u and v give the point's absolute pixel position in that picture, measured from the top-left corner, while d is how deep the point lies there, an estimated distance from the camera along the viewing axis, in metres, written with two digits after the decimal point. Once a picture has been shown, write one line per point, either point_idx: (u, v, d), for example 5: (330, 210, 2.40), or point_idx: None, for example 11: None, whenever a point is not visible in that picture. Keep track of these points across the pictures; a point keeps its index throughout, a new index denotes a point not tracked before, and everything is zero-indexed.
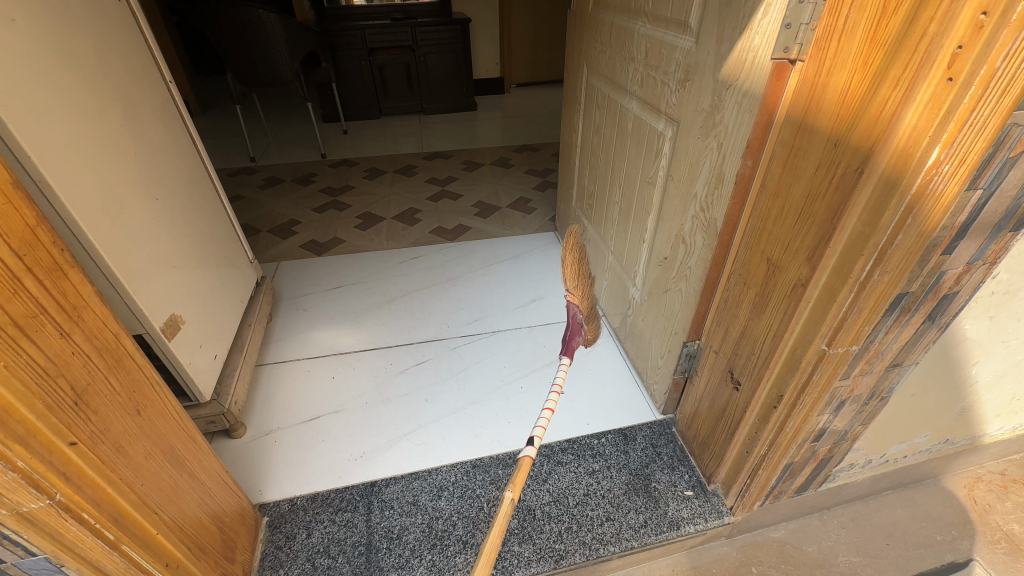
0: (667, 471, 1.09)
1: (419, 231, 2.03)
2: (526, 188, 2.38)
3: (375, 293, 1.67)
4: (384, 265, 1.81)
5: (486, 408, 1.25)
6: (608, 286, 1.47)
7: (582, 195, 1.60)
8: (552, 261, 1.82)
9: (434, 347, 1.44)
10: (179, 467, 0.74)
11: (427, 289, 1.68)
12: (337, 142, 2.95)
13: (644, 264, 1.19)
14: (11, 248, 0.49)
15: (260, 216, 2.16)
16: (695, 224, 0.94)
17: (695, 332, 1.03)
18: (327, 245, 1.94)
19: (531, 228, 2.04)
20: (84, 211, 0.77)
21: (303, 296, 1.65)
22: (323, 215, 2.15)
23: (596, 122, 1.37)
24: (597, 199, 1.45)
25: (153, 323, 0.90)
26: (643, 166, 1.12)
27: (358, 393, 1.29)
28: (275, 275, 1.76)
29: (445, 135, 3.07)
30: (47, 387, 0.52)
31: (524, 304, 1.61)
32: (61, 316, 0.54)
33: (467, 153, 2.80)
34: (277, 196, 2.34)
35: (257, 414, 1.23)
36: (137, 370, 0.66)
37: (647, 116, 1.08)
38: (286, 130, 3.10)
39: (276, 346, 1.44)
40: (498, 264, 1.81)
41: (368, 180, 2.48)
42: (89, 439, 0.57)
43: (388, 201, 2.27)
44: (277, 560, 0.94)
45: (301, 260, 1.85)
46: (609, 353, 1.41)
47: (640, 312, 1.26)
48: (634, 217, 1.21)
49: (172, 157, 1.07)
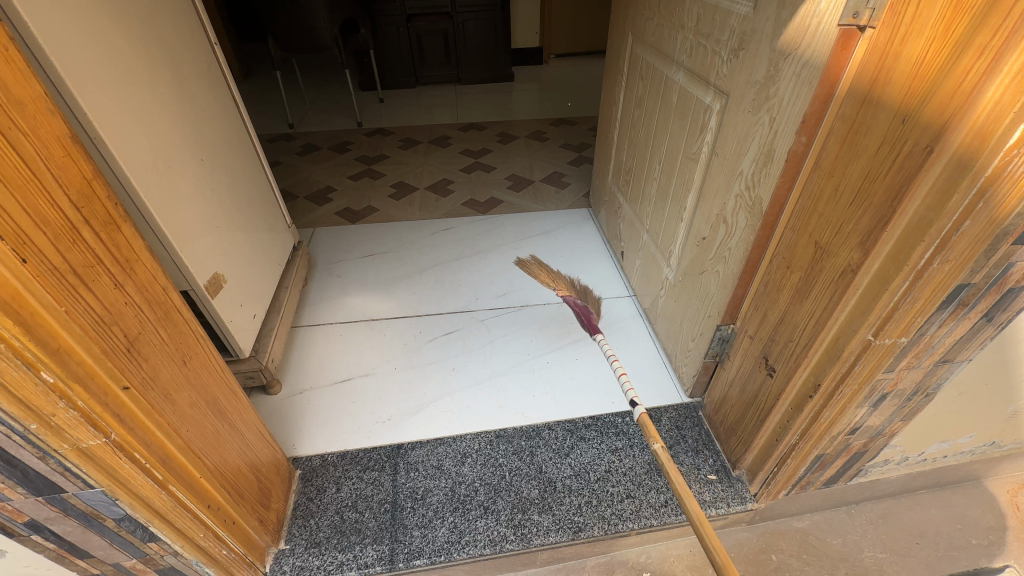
0: (691, 454, 1.08)
1: (452, 202, 2.03)
2: (561, 163, 2.33)
3: (407, 262, 1.68)
4: (416, 235, 1.82)
5: (511, 380, 1.26)
6: (640, 266, 1.44)
7: (619, 171, 1.56)
8: (584, 238, 1.79)
9: (462, 318, 1.45)
10: (220, 417, 0.78)
11: (457, 261, 1.69)
12: (373, 110, 2.95)
13: (681, 243, 1.16)
14: (69, 200, 0.51)
15: (298, 182, 2.20)
16: (738, 204, 0.90)
17: (730, 315, 1.00)
18: (361, 214, 1.97)
19: (564, 203, 2.00)
20: (135, 170, 0.80)
21: (337, 262, 1.69)
22: (358, 183, 2.18)
23: (639, 95, 1.32)
24: (635, 175, 1.41)
25: (198, 280, 0.94)
26: (686, 141, 1.08)
27: (388, 359, 1.33)
28: (311, 240, 1.80)
29: (481, 106, 3.03)
30: (103, 334, 0.55)
31: (554, 280, 1.60)
32: (115, 268, 0.57)
33: (502, 125, 2.76)
34: (314, 162, 2.37)
35: (292, 373, 1.28)
36: (183, 323, 0.69)
37: (694, 88, 1.03)
38: (324, 97, 3.12)
39: (311, 309, 1.48)
40: (528, 239, 1.80)
41: (403, 150, 2.48)
42: (140, 385, 0.60)
43: (422, 171, 2.27)
44: (309, 511, 0.99)
45: (336, 227, 1.88)
46: (638, 334, 1.39)
47: (673, 294, 1.23)
48: (672, 195, 1.17)
49: (216, 119, 1.09)
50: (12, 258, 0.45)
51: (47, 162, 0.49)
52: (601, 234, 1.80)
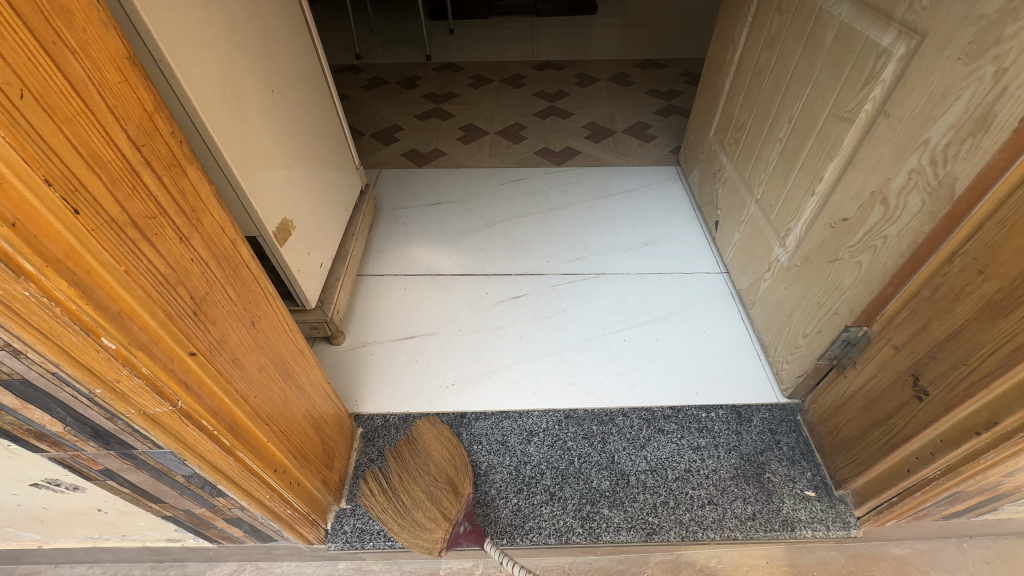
0: (785, 464, 0.96)
1: (524, 150, 1.87)
2: (646, 112, 2.08)
3: (474, 215, 1.58)
4: (484, 185, 1.70)
5: (583, 357, 1.16)
6: (740, 241, 1.26)
7: (726, 126, 1.34)
8: (669, 201, 1.60)
9: (532, 282, 1.34)
10: (289, 379, 0.73)
11: (528, 217, 1.56)
12: (443, 42, 2.75)
13: (806, 222, 0.97)
14: (127, 135, 0.43)
15: (364, 119, 2.10)
16: (912, 183, 0.71)
17: (866, 316, 0.82)
18: (428, 157, 1.85)
19: (649, 159, 1.79)
20: (204, 100, 0.71)
21: (402, 209, 1.61)
22: (425, 123, 2.05)
23: (772, 34, 1.08)
24: (750, 133, 1.20)
25: (266, 227, 0.87)
26: (838, 95, 0.86)
27: (452, 319, 1.25)
28: (376, 183, 1.72)
29: (558, 41, 2.75)
30: (168, 296, 0.48)
31: (633, 246, 1.45)
32: (180, 219, 0.49)
33: (582, 64, 2.49)
34: (380, 98, 2.25)
35: (355, 324, 1.24)
36: (252, 279, 0.62)
37: (864, 25, 0.80)
38: (392, 26, 2.94)
39: (375, 258, 1.42)
40: (606, 198, 1.63)
41: (473, 88, 2.30)
42: (208, 351, 0.54)
43: (492, 113, 2.10)
44: (370, 472, 0.96)
45: (402, 170, 1.78)
46: (728, 317, 1.23)
47: (782, 279, 1.06)
48: (804, 162, 0.97)
49: (287, 44, 0.98)
50: (63, 208, 0.37)
51: (100, 88, 0.40)
52: (690, 198, 1.60)
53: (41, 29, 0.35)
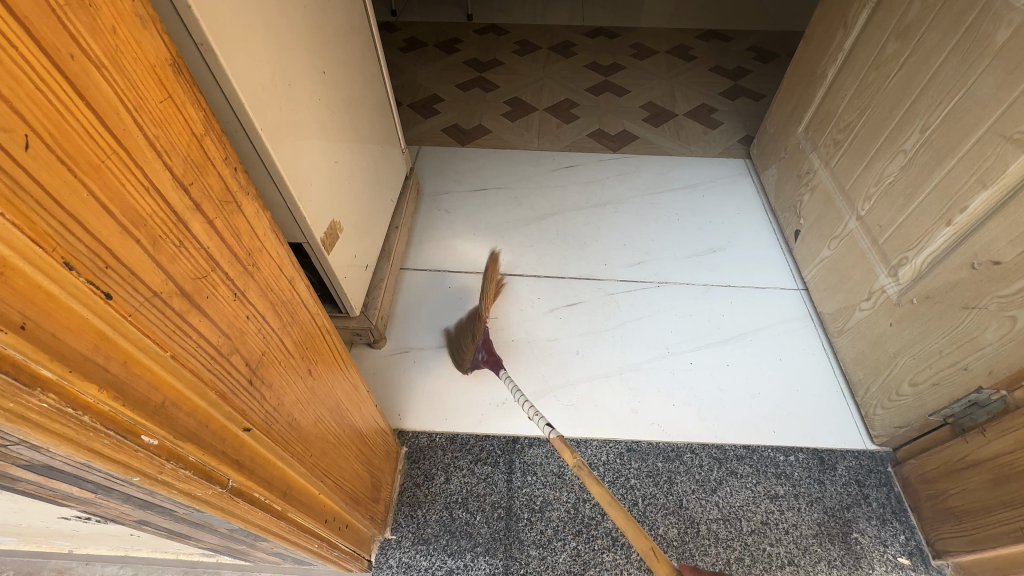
0: (875, 523, 0.86)
1: (576, 132, 1.71)
2: (711, 93, 1.89)
3: (523, 205, 1.45)
4: (533, 171, 1.56)
5: (646, 379, 1.06)
6: (828, 258, 1.12)
7: (823, 124, 1.17)
8: (738, 201, 1.45)
9: (588, 287, 1.23)
10: (342, 420, 0.64)
11: (583, 211, 1.43)
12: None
13: (932, 255, 0.83)
14: (172, 174, 0.31)
15: (402, 86, 1.94)
16: None
17: (1011, 381, 0.71)
18: (472, 134, 1.71)
19: (715, 150, 1.63)
20: (253, 92, 0.59)
21: (445, 195, 1.48)
22: (468, 95, 1.88)
23: (909, 22, 0.91)
24: (859, 136, 1.04)
25: (314, 234, 0.77)
26: (1008, 110, 0.71)
27: (501, 326, 1.15)
28: (416, 163, 1.59)
29: (612, 4, 2.50)
30: (221, 370, 0.38)
31: (700, 253, 1.31)
32: (235, 270, 0.39)
33: (638, 32, 2.26)
34: (418, 62, 2.08)
35: (397, 326, 1.15)
36: (310, 320, 0.52)
37: None
38: None
39: (417, 250, 1.32)
40: (667, 193, 1.49)
41: (519, 56, 2.11)
42: (264, 420, 0.45)
43: (541, 86, 1.92)
44: (416, 499, 0.89)
45: (443, 149, 1.65)
46: (808, 343, 1.11)
47: (887, 313, 0.93)
48: (938, 184, 0.83)
49: (341, 14, 0.84)
50: (91, 295, 0.27)
51: (138, 115, 0.29)
52: (763, 199, 1.45)
53: (52, 37, 0.24)
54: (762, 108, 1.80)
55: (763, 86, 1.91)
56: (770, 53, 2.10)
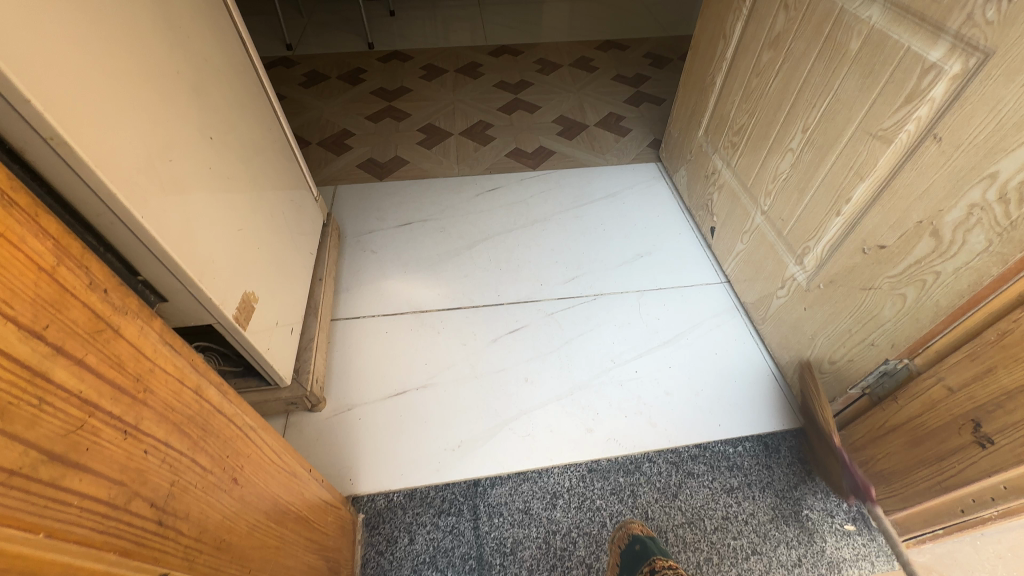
0: (821, 497, 0.92)
1: (494, 153, 1.72)
2: (617, 101, 1.97)
3: (452, 235, 1.43)
4: (457, 199, 1.54)
5: (597, 395, 1.07)
6: (742, 252, 1.20)
7: (719, 128, 1.25)
8: (656, 204, 1.52)
9: (527, 311, 1.23)
10: (283, 518, 0.58)
11: (512, 233, 1.43)
12: (384, 27, 2.49)
13: (830, 243, 0.91)
14: (17, 325, 0.27)
15: (308, 124, 1.86)
16: (973, 219, 0.65)
17: (910, 350, 0.78)
18: (389, 167, 1.66)
19: (627, 157, 1.70)
20: (126, 179, 0.53)
21: (369, 234, 1.43)
22: (379, 126, 1.84)
23: (777, 33, 0.99)
24: (751, 138, 1.12)
25: (225, 312, 0.70)
26: (870, 110, 0.79)
27: (446, 365, 1.13)
28: (334, 205, 1.52)
29: (511, 23, 2.55)
30: (120, 524, 0.33)
31: (628, 260, 1.36)
32: (121, 406, 0.34)
33: (541, 48, 2.32)
34: (323, 97, 2.00)
35: (335, 383, 1.09)
36: (227, 426, 0.47)
37: (903, 36, 0.72)
38: (324, 9, 2.63)
39: (347, 298, 1.26)
40: (590, 205, 1.53)
41: (426, 81, 2.09)
42: (186, 557, 0.39)
43: (453, 111, 1.92)
44: (381, 569, 0.84)
45: (361, 186, 1.59)
46: (738, 333, 1.18)
47: (800, 299, 1.00)
48: (825, 179, 0.90)
49: (221, 73, 0.78)
50: None
51: None
52: (678, 199, 1.53)
53: None
54: (664, 112, 1.91)
55: (661, 91, 2.02)
56: (665, 59, 2.23)
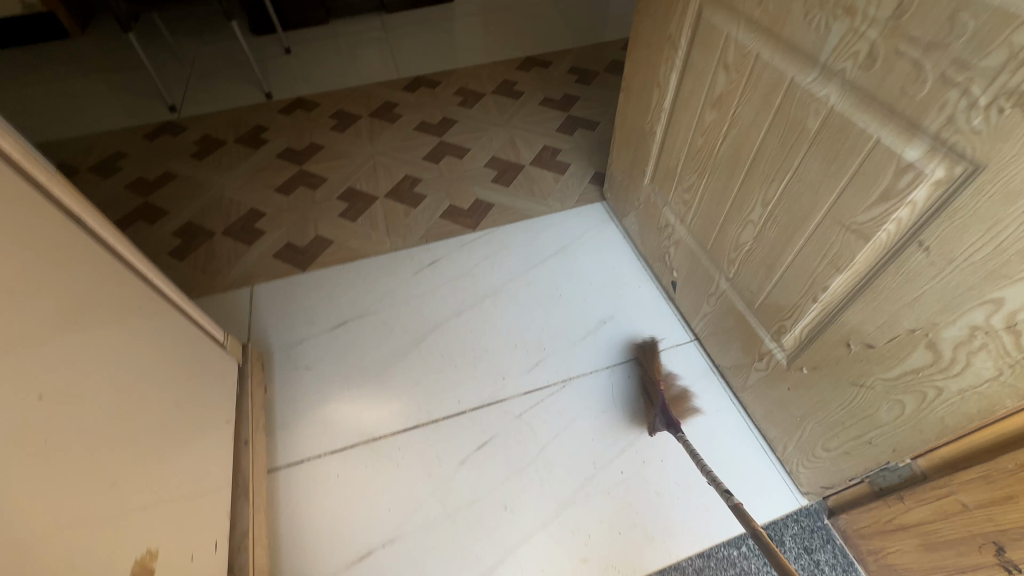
0: None
1: (427, 215, 1.56)
2: (549, 131, 1.84)
3: (396, 331, 1.28)
4: (394, 281, 1.38)
5: (584, 513, 0.98)
6: (710, 314, 1.12)
7: (667, 181, 1.15)
8: (610, 253, 1.42)
9: (493, 416, 1.11)
10: None
11: (462, 317, 1.30)
12: (281, 70, 2.23)
13: (809, 327, 0.83)
14: None
15: (208, 208, 1.62)
16: (977, 342, 0.57)
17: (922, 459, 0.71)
18: (311, 251, 1.47)
19: (570, 199, 1.58)
20: None
21: (300, 346, 1.25)
22: (292, 199, 1.63)
23: (719, 93, 0.89)
24: (704, 199, 1.02)
25: None
26: (839, 199, 0.70)
27: (413, 506, 0.99)
28: (253, 312, 1.33)
29: (423, 48, 2.36)
30: None
31: (591, 329, 1.26)
32: None
33: (459, 75, 2.15)
34: (222, 168, 1.76)
35: (287, 559, 0.93)
36: None
37: (870, 124, 0.63)
38: (207, 54, 2.31)
39: (285, 438, 1.09)
40: (540, 265, 1.41)
41: (339, 133, 1.88)
42: None
43: (373, 167, 1.73)
44: None
45: (281, 281, 1.39)
46: (718, 403, 1.11)
47: (782, 377, 0.93)
48: (795, 260, 0.82)
49: (53, 279, 0.58)
50: None
51: None
52: (631, 244, 1.43)
53: None
54: (600, 138, 1.80)
55: (593, 113, 1.91)
56: (590, 74, 2.11)
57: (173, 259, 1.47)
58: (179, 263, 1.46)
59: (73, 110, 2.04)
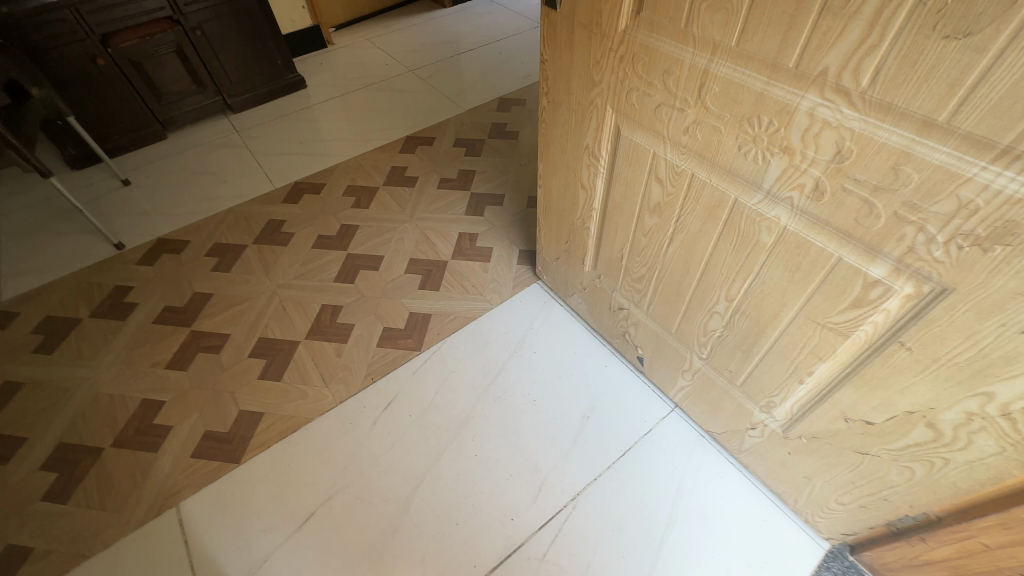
0: None
1: (362, 348, 1.40)
2: (459, 216, 1.78)
3: (374, 503, 1.12)
4: (352, 441, 1.22)
5: None
6: (688, 387, 1.14)
7: (612, 270, 1.16)
8: (566, 337, 1.40)
9: (518, 569, 1.03)
10: None
11: (443, 459, 1.18)
12: (125, 209, 1.89)
13: (800, 403, 0.87)
14: None
15: (82, 417, 1.29)
16: (975, 424, 0.63)
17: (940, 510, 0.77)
18: (239, 435, 1.24)
19: (506, 287, 1.54)
20: None
21: (265, 565, 1.04)
22: (193, 374, 1.37)
23: (656, 202, 0.91)
24: (659, 289, 1.04)
25: None
26: (811, 301, 0.74)
27: None
28: (189, 542, 1.08)
29: (291, 148, 2.16)
30: None
31: (578, 429, 1.22)
32: None
33: (342, 173, 2.00)
34: (84, 357, 1.42)
35: None
36: None
37: (829, 244, 0.67)
38: (18, 209, 1.88)
39: None
40: (503, 371, 1.34)
41: (224, 273, 1.63)
42: None
43: (281, 306, 1.52)
44: None
45: (211, 488, 1.15)
46: (719, 470, 1.14)
47: (781, 443, 0.97)
48: (773, 348, 0.86)
49: None
50: None
51: None
52: (582, 321, 1.42)
53: None
54: (511, 211, 1.78)
55: (496, 186, 1.89)
56: (477, 144, 2.09)
57: (54, 503, 1.14)
58: (63, 507, 1.14)
59: None
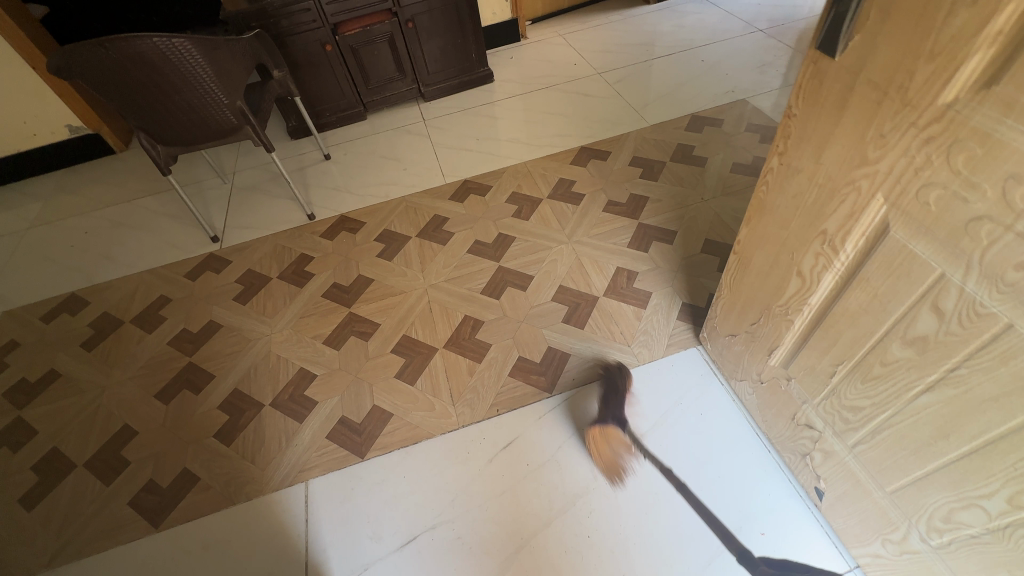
0: None
1: (494, 373, 1.36)
2: (621, 247, 1.62)
3: (473, 551, 1.07)
4: (465, 474, 1.18)
5: None
6: (890, 560, 0.86)
7: (811, 380, 0.91)
8: (720, 427, 1.17)
9: None
10: None
11: (552, 529, 1.08)
12: (322, 182, 2.12)
13: None
14: None
15: (255, 370, 1.48)
16: None
17: None
18: (369, 430, 1.29)
19: (659, 345, 1.35)
20: None
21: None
22: (344, 355, 1.47)
23: (921, 335, 0.65)
24: (883, 435, 0.77)
25: None
26: None
27: None
28: (310, 523, 1.16)
29: (467, 143, 2.20)
30: None
31: (715, 550, 1.01)
32: None
33: (510, 177, 1.97)
34: (267, 314, 1.62)
35: None
36: None
37: None
38: (248, 168, 2.23)
39: None
40: (636, 447, 1.17)
41: (387, 261, 1.72)
42: None
43: (429, 308, 1.55)
44: None
45: (337, 475, 1.22)
46: None
47: None
48: None
49: None
50: None
51: None
52: (746, 413, 1.18)
53: None
54: (682, 254, 1.56)
55: (669, 220, 1.68)
56: (657, 166, 1.89)
57: (220, 443, 1.32)
58: (226, 449, 1.31)
59: (118, 245, 1.98)
